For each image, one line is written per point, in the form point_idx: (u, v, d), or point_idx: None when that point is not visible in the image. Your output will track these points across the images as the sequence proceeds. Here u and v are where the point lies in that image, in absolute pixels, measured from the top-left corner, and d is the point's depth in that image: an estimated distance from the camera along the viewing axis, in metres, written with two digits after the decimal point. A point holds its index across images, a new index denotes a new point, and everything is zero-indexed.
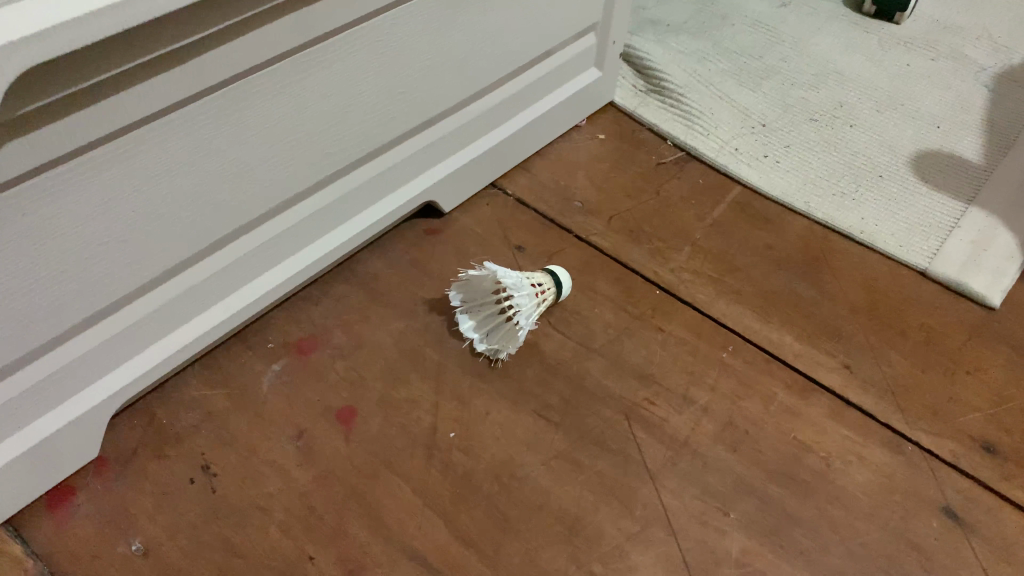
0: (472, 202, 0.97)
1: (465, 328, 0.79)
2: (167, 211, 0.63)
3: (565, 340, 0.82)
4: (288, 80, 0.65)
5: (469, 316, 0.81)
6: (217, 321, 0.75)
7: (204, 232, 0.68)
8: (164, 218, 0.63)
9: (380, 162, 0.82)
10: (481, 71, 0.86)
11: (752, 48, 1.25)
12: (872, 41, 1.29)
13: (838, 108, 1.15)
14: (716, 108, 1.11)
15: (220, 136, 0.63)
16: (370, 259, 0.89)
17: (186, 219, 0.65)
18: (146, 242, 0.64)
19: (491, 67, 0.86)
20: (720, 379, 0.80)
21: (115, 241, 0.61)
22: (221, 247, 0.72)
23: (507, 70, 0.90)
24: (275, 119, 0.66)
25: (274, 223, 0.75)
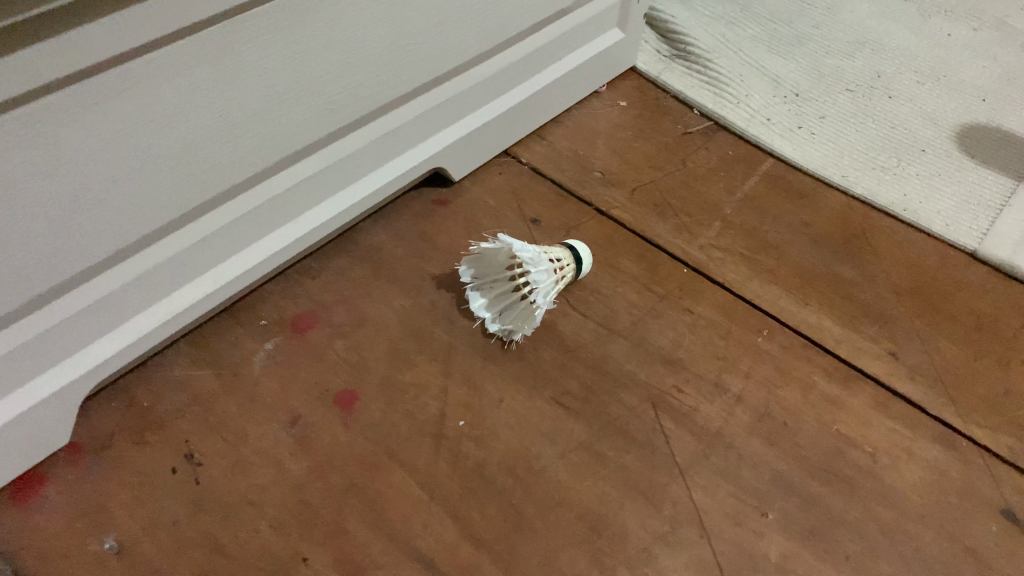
0: (483, 171, 0.90)
1: (476, 307, 0.73)
2: (148, 167, 0.57)
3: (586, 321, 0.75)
4: (285, 24, 0.58)
5: (482, 294, 0.74)
6: (206, 293, 0.68)
7: (190, 191, 0.61)
8: (144, 174, 0.57)
9: (386, 122, 0.75)
10: (496, 24, 0.78)
11: (783, 14, 1.17)
12: (910, 9, 1.21)
13: (875, 78, 1.08)
14: (746, 75, 1.04)
15: (208, 83, 0.56)
16: (374, 230, 0.82)
17: (170, 177, 0.59)
18: (123, 200, 0.57)
19: (506, 20, 0.79)
20: (754, 366, 0.74)
21: (88, 199, 0.55)
22: (211, 210, 0.65)
23: (523, 26, 0.82)
24: (271, 67, 0.59)
25: (270, 185, 0.68)
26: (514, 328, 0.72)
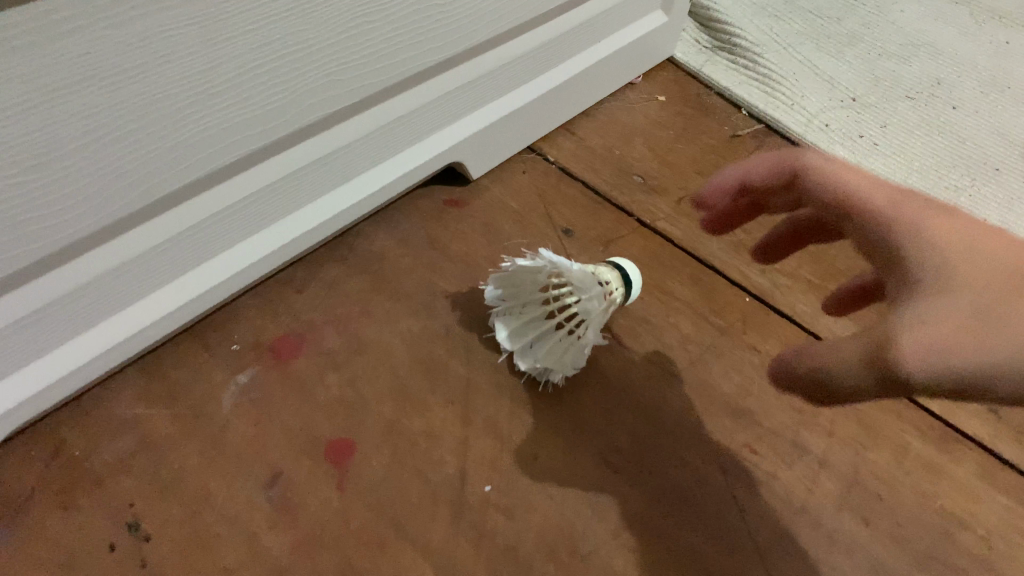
0: (505, 168, 0.75)
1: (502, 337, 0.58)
2: (104, 130, 0.42)
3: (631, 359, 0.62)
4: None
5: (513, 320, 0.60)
6: (162, 314, 0.54)
7: (163, 167, 0.46)
8: (98, 140, 0.42)
9: (404, 103, 0.60)
10: None
11: (829, 9, 1.04)
12: (964, 11, 1.09)
13: (936, 85, 0.96)
14: (799, 73, 0.91)
15: (190, 20, 0.41)
16: (374, 233, 0.67)
17: (133, 149, 0.44)
18: (70, 173, 0.42)
19: None
20: (837, 421, 0.61)
21: (17, 167, 0.40)
22: (189, 196, 0.50)
23: None
24: (264, 19, 0.44)
25: (265, 169, 0.53)
26: (558, 365, 0.57)
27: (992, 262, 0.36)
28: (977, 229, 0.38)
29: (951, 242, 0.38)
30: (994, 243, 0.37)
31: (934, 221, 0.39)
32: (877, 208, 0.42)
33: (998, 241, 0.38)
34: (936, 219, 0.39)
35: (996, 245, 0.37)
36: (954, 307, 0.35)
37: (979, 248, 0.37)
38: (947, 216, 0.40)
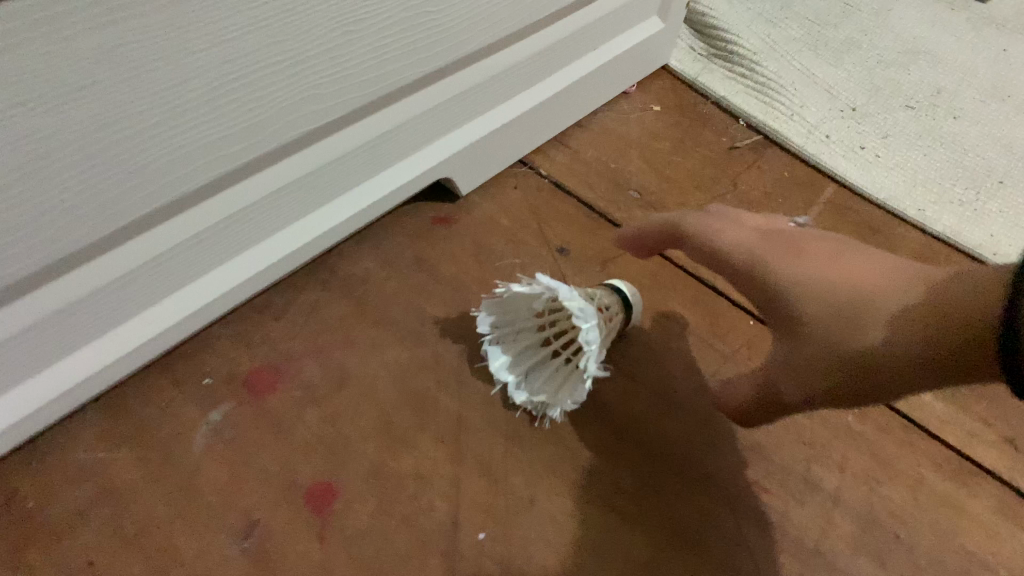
0: (496, 183, 0.71)
1: (496, 367, 0.54)
2: (60, 152, 0.38)
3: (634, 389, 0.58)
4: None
5: (505, 351, 0.55)
6: (124, 353, 0.50)
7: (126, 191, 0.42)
8: (53, 163, 0.38)
9: (389, 117, 0.56)
10: None
11: (826, 15, 1.01)
12: (962, 17, 1.06)
13: (936, 95, 0.93)
14: (798, 82, 0.88)
15: (157, 32, 0.37)
16: (357, 253, 0.63)
17: (91, 173, 0.40)
18: (20, 199, 0.38)
19: None
20: (849, 454, 0.57)
21: None
22: (158, 222, 0.46)
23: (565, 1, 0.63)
24: (237, 30, 0.40)
25: (242, 192, 0.49)
26: (555, 399, 0.53)
27: (812, 275, 0.52)
28: (822, 264, 0.53)
29: (797, 276, 0.53)
30: (844, 272, 0.52)
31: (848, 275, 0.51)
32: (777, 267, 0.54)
33: (866, 275, 0.51)
34: (795, 264, 0.53)
35: (861, 278, 0.51)
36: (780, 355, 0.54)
37: (820, 273, 0.52)
38: (815, 267, 0.53)
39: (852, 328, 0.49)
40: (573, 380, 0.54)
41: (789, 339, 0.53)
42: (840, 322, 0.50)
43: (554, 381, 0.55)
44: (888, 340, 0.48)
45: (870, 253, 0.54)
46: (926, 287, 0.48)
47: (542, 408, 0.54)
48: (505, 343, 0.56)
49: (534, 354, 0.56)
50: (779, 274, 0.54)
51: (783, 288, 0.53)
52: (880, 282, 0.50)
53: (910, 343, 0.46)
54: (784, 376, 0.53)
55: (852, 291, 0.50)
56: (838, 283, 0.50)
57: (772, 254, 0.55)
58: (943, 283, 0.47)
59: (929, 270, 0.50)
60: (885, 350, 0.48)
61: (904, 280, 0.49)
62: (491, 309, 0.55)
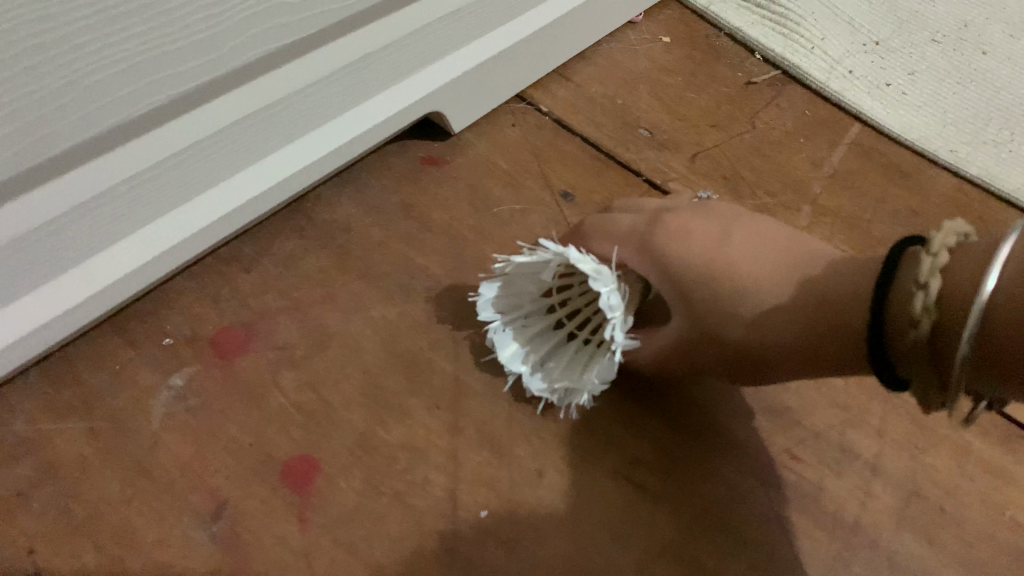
0: (491, 119, 0.64)
1: (508, 358, 0.47)
2: None
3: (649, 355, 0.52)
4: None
5: (516, 338, 0.48)
6: (64, 310, 0.43)
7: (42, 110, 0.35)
8: None
9: (371, 39, 0.48)
10: None
11: None
12: None
13: (963, 25, 0.85)
14: (818, 13, 0.80)
15: None
16: (337, 198, 0.55)
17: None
18: None
19: None
20: (888, 418, 0.52)
21: None
22: (100, 150, 0.39)
23: None
24: None
25: (203, 115, 0.42)
26: (580, 381, 0.46)
27: (695, 254, 0.48)
28: (701, 243, 0.48)
29: (681, 252, 0.48)
30: (727, 258, 0.47)
31: (719, 264, 0.47)
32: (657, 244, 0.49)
33: (748, 255, 0.47)
34: (677, 242, 0.48)
35: (745, 259, 0.47)
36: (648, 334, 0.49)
37: (699, 256, 0.47)
38: (692, 247, 0.48)
39: (734, 314, 0.46)
40: (599, 358, 0.47)
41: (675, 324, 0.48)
42: (722, 308, 0.46)
43: (576, 364, 0.48)
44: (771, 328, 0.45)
45: (755, 226, 0.50)
46: (803, 278, 0.45)
47: (566, 395, 0.47)
48: (514, 328, 0.49)
49: (546, 339, 0.49)
50: (661, 255, 0.48)
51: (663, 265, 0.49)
52: (757, 269, 0.46)
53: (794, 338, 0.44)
54: (671, 362, 0.49)
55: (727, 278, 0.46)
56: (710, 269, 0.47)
57: (654, 232, 0.49)
58: (823, 273, 0.44)
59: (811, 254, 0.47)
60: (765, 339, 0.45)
61: (787, 265, 0.46)
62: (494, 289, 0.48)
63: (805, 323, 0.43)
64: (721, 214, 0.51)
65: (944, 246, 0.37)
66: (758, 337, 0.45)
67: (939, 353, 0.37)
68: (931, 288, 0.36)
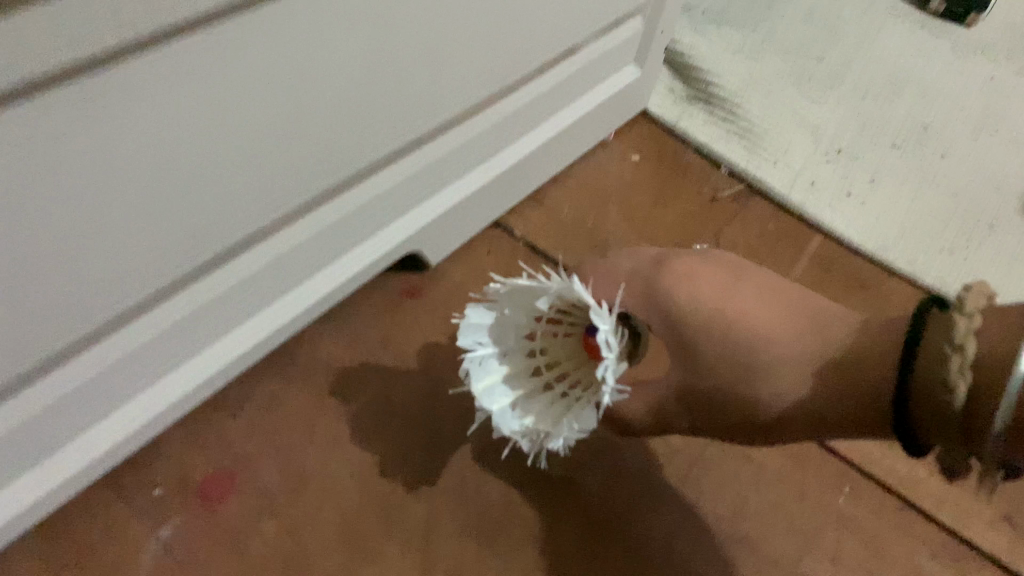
0: (467, 249, 0.68)
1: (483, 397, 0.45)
2: None
3: (637, 428, 0.53)
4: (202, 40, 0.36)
5: (496, 372, 0.47)
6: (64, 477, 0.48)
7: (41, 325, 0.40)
8: None
9: (340, 206, 0.53)
10: (487, 67, 0.55)
11: (813, 43, 0.97)
12: (946, 44, 1.03)
13: (923, 130, 0.89)
14: (781, 125, 0.85)
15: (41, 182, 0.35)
16: (320, 337, 0.59)
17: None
18: None
19: (500, 66, 0.57)
20: (840, 543, 0.55)
21: None
22: (92, 340, 0.44)
23: (522, 71, 0.60)
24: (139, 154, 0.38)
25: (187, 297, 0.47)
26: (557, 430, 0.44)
27: (703, 310, 0.49)
28: (708, 296, 0.50)
29: (690, 307, 0.49)
30: (734, 302, 0.49)
31: (729, 321, 0.49)
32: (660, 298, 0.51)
33: (755, 311, 0.49)
34: (684, 287, 0.50)
35: (754, 317, 0.48)
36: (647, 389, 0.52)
37: (707, 311, 0.49)
38: (700, 302, 0.49)
39: (739, 373, 0.48)
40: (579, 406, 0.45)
41: (675, 369, 0.50)
42: (726, 359, 0.48)
43: (555, 409, 0.46)
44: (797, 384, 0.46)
45: (760, 277, 0.52)
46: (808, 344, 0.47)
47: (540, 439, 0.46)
48: (498, 355, 0.47)
49: (530, 371, 0.48)
50: (667, 301, 0.50)
51: (671, 319, 0.50)
52: (762, 328, 0.48)
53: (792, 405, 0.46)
54: (669, 408, 0.51)
55: (735, 335, 0.48)
56: (721, 324, 0.48)
57: (662, 276, 0.51)
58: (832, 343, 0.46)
59: (819, 320, 0.48)
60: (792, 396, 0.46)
61: (793, 328, 0.48)
62: (483, 313, 0.47)
63: (846, 379, 0.44)
64: (726, 261, 0.53)
65: (976, 309, 0.38)
66: (759, 399, 0.47)
67: (971, 420, 0.37)
68: (966, 352, 0.36)
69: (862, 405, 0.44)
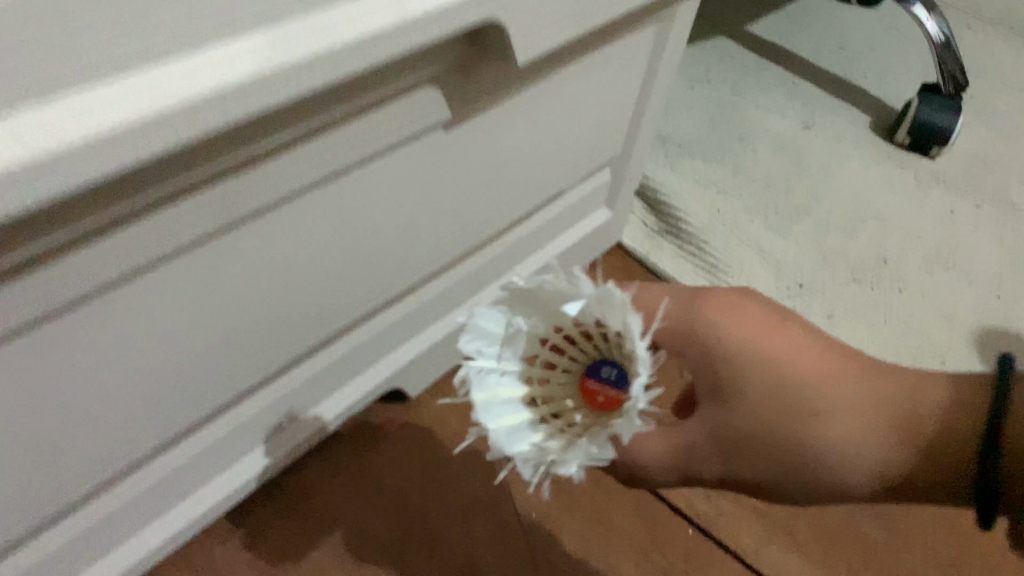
0: (445, 381, 0.79)
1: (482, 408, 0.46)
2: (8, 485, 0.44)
3: (649, 476, 0.50)
4: (219, 257, 0.45)
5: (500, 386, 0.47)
6: None
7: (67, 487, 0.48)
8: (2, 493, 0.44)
9: (328, 356, 0.62)
10: (457, 233, 0.64)
11: (781, 177, 1.05)
12: (909, 176, 1.10)
13: (882, 263, 0.96)
14: (745, 260, 0.92)
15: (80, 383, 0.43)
16: (308, 467, 0.73)
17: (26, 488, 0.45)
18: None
19: (468, 230, 0.65)
20: None
21: None
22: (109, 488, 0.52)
23: (491, 231, 0.69)
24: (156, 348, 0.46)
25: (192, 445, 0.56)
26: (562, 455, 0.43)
27: (744, 348, 0.47)
28: (750, 333, 0.48)
29: (734, 343, 0.47)
30: (791, 352, 0.47)
31: (783, 361, 0.47)
32: (696, 334, 0.48)
33: (802, 356, 0.47)
34: (725, 320, 0.48)
35: (806, 364, 0.47)
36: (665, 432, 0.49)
37: (753, 351, 0.47)
38: (744, 336, 0.47)
39: (796, 416, 0.46)
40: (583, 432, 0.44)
41: (713, 414, 0.47)
42: (770, 400, 0.46)
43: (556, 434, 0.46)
44: (857, 445, 0.46)
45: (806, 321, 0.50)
46: (891, 414, 0.47)
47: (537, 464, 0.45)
48: (500, 373, 0.48)
49: (528, 398, 0.48)
50: (708, 335, 0.48)
51: (710, 355, 0.48)
52: (813, 374, 0.47)
53: (863, 469, 0.46)
54: (700, 456, 0.48)
55: (786, 379, 0.47)
56: (769, 367, 0.47)
57: (699, 307, 0.49)
58: (901, 403, 0.47)
59: (887, 379, 0.48)
60: (848, 454, 0.46)
61: (849, 379, 0.47)
62: (496, 319, 0.48)
63: (913, 445, 0.46)
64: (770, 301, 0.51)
65: None
66: (808, 447, 0.46)
67: None
68: None
69: (921, 470, 0.46)
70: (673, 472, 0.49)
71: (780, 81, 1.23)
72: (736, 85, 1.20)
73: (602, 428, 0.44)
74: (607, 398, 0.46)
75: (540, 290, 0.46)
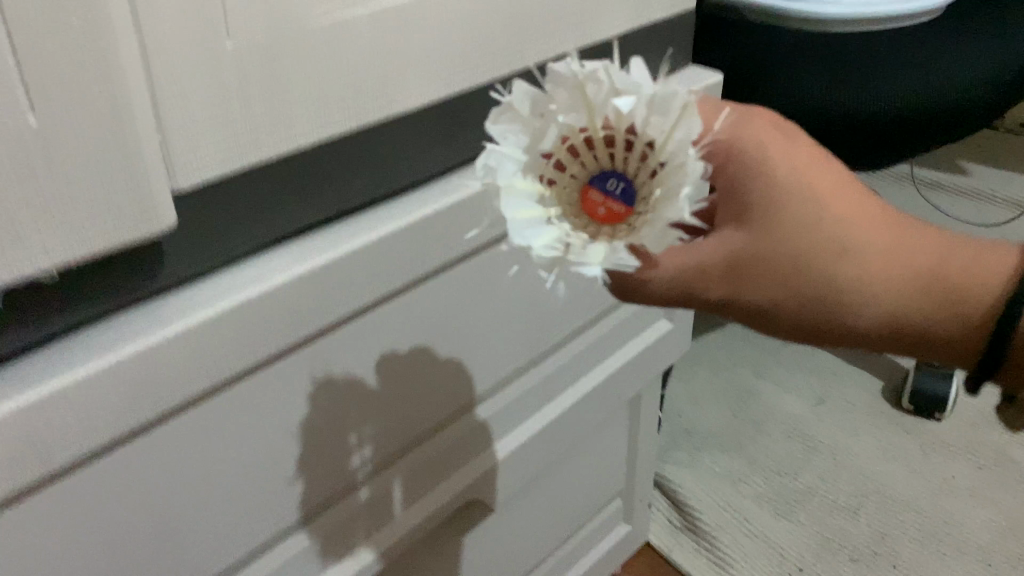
0: None
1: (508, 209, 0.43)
2: None
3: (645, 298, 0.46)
4: None
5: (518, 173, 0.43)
6: None
7: None
8: None
9: None
10: None
11: (791, 461, 1.24)
12: (914, 444, 1.26)
13: (881, 541, 1.12)
14: (750, 551, 1.12)
15: None
16: None
17: None
18: None
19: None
20: None
21: None
22: None
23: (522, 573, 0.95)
24: None
25: None
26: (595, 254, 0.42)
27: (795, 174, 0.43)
28: (801, 163, 0.44)
29: (784, 168, 0.43)
30: (835, 188, 0.44)
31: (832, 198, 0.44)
32: (737, 161, 0.43)
33: (849, 197, 0.44)
34: (780, 146, 0.43)
35: (854, 200, 0.45)
36: (685, 255, 0.44)
37: (804, 176, 0.43)
38: (795, 164, 0.43)
39: (831, 259, 0.44)
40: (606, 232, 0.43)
41: (734, 236, 0.44)
42: (813, 236, 0.44)
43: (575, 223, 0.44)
44: (872, 287, 0.45)
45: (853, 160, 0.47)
46: (919, 274, 0.45)
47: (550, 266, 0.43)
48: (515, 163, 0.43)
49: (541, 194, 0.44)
50: (756, 153, 0.43)
51: (752, 176, 0.43)
52: (861, 217, 0.44)
53: (868, 318, 0.46)
54: (708, 275, 0.45)
55: (832, 224, 0.44)
56: (813, 202, 0.43)
57: (749, 129, 0.44)
58: (934, 263, 0.46)
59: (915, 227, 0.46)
60: (865, 301, 0.45)
61: (886, 222, 0.45)
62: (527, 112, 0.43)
63: (926, 298, 0.46)
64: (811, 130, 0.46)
65: None
66: (831, 292, 0.45)
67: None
68: None
69: (922, 323, 0.46)
70: (676, 294, 0.45)
71: (802, 357, 1.43)
72: (760, 366, 1.41)
73: (611, 242, 0.42)
74: (610, 210, 0.43)
75: (589, 83, 0.41)
